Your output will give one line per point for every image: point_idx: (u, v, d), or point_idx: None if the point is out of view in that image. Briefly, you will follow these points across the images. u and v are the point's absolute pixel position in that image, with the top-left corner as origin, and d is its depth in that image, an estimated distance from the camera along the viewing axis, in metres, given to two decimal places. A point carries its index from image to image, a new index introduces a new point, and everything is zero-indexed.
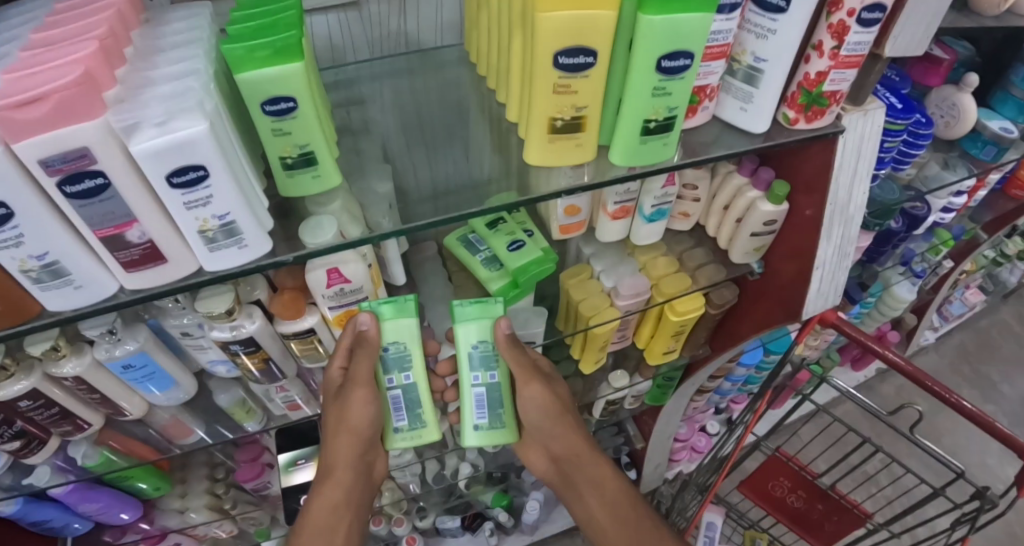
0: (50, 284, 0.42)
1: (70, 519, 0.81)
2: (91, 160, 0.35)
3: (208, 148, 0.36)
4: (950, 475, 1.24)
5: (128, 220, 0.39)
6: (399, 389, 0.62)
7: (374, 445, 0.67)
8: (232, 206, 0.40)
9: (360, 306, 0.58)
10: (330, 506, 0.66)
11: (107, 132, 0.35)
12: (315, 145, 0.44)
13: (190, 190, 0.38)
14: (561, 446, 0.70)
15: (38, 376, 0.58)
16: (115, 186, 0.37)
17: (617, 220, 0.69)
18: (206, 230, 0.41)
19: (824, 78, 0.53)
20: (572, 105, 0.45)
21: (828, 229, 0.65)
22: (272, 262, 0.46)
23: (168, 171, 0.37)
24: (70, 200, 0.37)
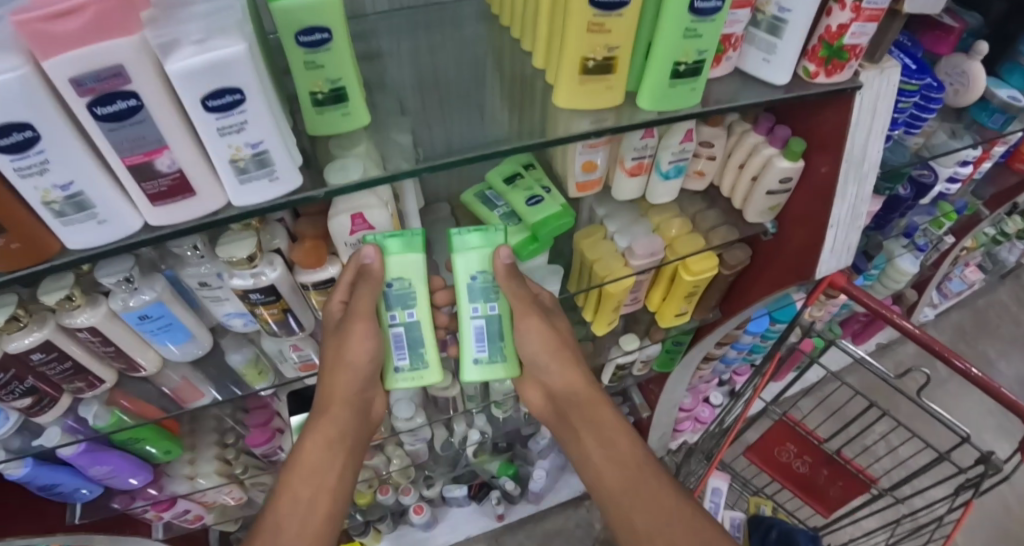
0: (73, 219, 0.39)
1: (79, 484, 0.80)
2: (126, 80, 0.33)
3: (249, 70, 0.35)
4: (951, 440, 1.27)
5: (158, 147, 0.37)
6: (401, 326, 0.62)
7: (373, 382, 0.65)
8: (267, 134, 0.39)
9: (366, 237, 0.56)
10: (325, 444, 0.63)
11: (143, 49, 0.32)
12: (347, 81, 0.45)
13: (225, 114, 0.36)
14: (561, 383, 0.69)
15: (52, 327, 0.56)
16: (148, 110, 0.34)
17: (633, 176, 0.70)
18: (239, 160, 0.39)
19: (845, 31, 0.53)
20: (605, 45, 0.46)
21: (842, 186, 0.66)
22: (301, 198, 0.45)
23: (204, 94, 0.35)
24: (99, 123, 0.34)
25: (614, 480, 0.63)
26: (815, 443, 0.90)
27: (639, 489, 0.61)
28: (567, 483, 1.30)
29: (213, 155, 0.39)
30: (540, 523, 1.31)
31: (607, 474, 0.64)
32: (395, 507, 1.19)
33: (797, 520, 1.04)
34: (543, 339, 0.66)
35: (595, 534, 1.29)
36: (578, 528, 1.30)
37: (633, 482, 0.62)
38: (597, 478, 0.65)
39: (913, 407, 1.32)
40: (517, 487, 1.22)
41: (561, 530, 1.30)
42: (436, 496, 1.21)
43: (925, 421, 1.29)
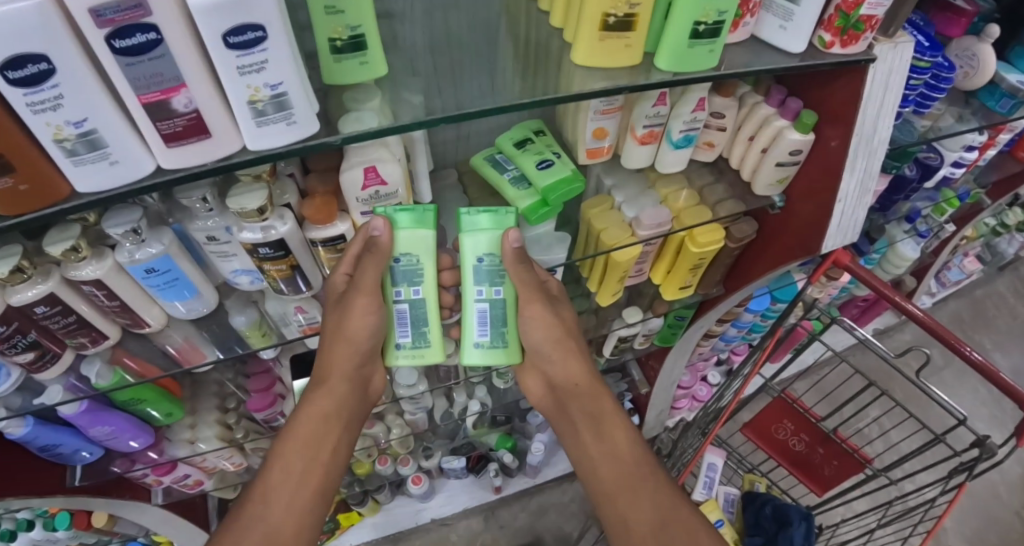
0: (85, 158, 0.39)
1: (79, 445, 0.80)
2: (146, 12, 0.32)
3: (271, 6, 0.34)
4: (944, 426, 1.29)
5: (176, 84, 0.36)
6: (406, 303, 0.62)
7: (372, 358, 0.68)
8: (286, 75, 0.38)
9: (377, 209, 0.57)
10: (318, 418, 0.66)
11: None
12: (367, 28, 0.45)
13: (246, 52, 0.36)
14: (563, 373, 0.71)
15: (56, 279, 0.56)
16: (168, 44, 0.34)
17: (643, 145, 0.70)
18: (257, 102, 0.39)
19: (863, 1, 0.53)
20: (626, 1, 0.47)
21: (851, 160, 0.66)
22: (317, 144, 0.44)
23: (225, 29, 0.34)
24: (117, 57, 0.34)
25: (608, 474, 0.68)
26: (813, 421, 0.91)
27: (633, 484, 0.67)
28: (563, 459, 1.31)
29: (231, 95, 0.38)
30: (535, 497, 1.32)
31: (601, 467, 0.69)
32: (393, 476, 1.20)
33: (790, 498, 1.06)
34: (544, 323, 0.66)
35: (589, 509, 1.31)
36: (573, 503, 1.32)
37: (626, 478, 0.67)
38: (590, 469, 0.70)
39: (910, 388, 1.34)
40: (515, 461, 1.24)
41: (556, 505, 1.32)
42: (435, 467, 1.22)
43: (918, 406, 1.31)
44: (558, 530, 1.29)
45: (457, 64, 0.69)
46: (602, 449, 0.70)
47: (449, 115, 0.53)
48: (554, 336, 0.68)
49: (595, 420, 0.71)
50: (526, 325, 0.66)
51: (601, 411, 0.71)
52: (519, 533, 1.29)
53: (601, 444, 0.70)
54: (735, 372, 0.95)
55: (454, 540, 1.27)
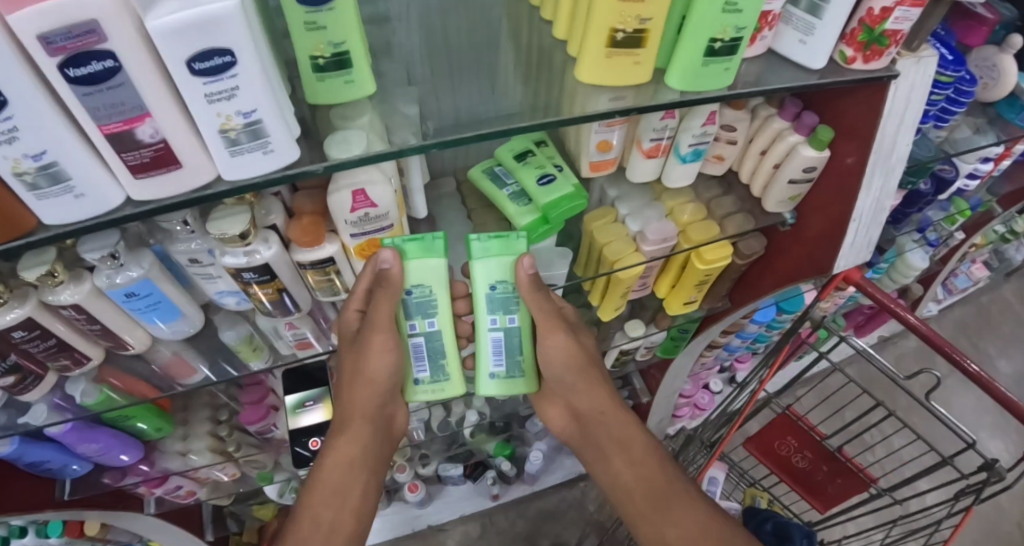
0: (48, 192, 0.36)
1: (68, 460, 0.77)
2: (100, 38, 0.29)
3: (239, 29, 0.30)
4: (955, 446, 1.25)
5: (140, 114, 0.33)
6: (421, 336, 0.61)
7: (393, 396, 0.67)
8: (260, 102, 0.34)
9: (384, 241, 0.56)
10: (345, 464, 0.64)
11: (120, 3, 0.28)
12: (352, 45, 0.40)
13: (213, 79, 0.32)
14: (582, 398, 0.71)
15: (34, 303, 0.53)
16: (128, 73, 0.31)
17: (650, 158, 0.67)
18: (229, 130, 0.35)
19: (889, 15, 0.49)
20: (636, 16, 0.43)
21: (868, 178, 0.63)
22: (296, 173, 0.41)
23: (189, 54, 0.30)
24: (73, 86, 0.30)
25: (642, 499, 0.67)
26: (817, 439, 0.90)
27: (670, 506, 0.66)
28: (562, 465, 1.29)
29: (201, 124, 0.34)
30: (534, 502, 1.31)
31: (634, 493, 0.68)
32: (389, 483, 1.18)
33: (791, 514, 1.04)
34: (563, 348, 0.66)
35: (588, 516, 1.29)
36: (572, 509, 1.30)
37: (664, 501, 0.66)
38: (624, 495, 0.69)
39: (913, 406, 1.31)
40: (514, 468, 1.21)
41: (554, 512, 1.31)
42: (431, 474, 1.20)
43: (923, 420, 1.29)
44: (556, 536, 1.27)
45: (456, 71, 0.65)
46: (636, 476, 0.69)
47: (441, 140, 0.50)
48: (563, 360, 0.67)
49: (623, 445, 0.71)
50: (543, 354, 0.67)
51: (629, 437, 0.71)
52: (516, 539, 1.27)
53: (635, 469, 0.69)
54: (751, 378, 0.92)
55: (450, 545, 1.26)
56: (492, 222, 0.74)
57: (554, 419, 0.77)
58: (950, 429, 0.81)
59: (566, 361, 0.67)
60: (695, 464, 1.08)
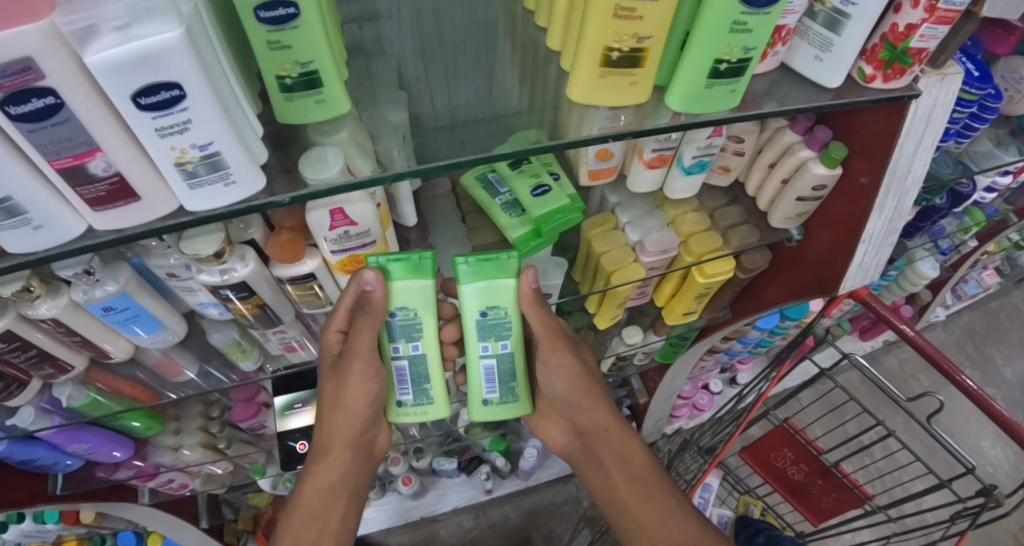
0: (2, 224, 0.35)
1: (60, 457, 0.77)
2: (37, 74, 0.28)
3: (186, 62, 0.29)
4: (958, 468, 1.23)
5: (89, 149, 0.32)
6: (405, 359, 0.61)
7: (373, 422, 0.70)
8: (215, 134, 0.33)
9: (369, 260, 0.55)
10: (324, 489, 0.67)
11: (55, 38, 0.27)
12: (321, 65, 0.38)
13: (163, 113, 0.31)
14: (584, 407, 0.72)
15: (12, 316, 0.52)
16: (71, 109, 0.30)
17: (652, 169, 0.63)
18: (185, 163, 0.34)
19: (914, 33, 0.46)
20: (634, 34, 0.38)
21: (880, 200, 0.60)
22: (265, 203, 0.41)
23: (134, 90, 0.29)
24: (16, 124, 0.30)
25: (640, 515, 0.66)
26: (813, 453, 0.90)
27: (666, 520, 0.65)
28: (557, 461, 1.27)
29: (156, 158, 0.34)
30: (527, 497, 1.32)
31: (631, 504, 0.68)
32: (383, 475, 1.17)
33: (784, 525, 1.05)
34: (564, 369, 0.69)
35: (581, 511, 1.30)
36: (565, 504, 1.31)
37: (659, 518, 0.65)
38: (621, 513, 0.68)
39: (915, 428, 1.27)
40: (507, 464, 1.23)
41: (548, 505, 1.32)
42: (426, 468, 1.20)
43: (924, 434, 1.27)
44: (549, 531, 1.29)
45: (450, 70, 0.63)
46: (632, 491, 0.68)
47: (426, 168, 0.48)
48: (561, 381, 0.70)
49: (624, 462, 0.71)
50: (554, 375, 0.70)
51: (631, 454, 0.71)
52: (509, 533, 1.29)
53: (631, 483, 0.69)
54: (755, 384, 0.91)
55: (443, 535, 1.28)
56: (487, 229, 0.72)
57: (554, 436, 0.78)
58: (952, 453, 0.79)
59: (567, 380, 0.70)
60: (692, 474, 1.12)
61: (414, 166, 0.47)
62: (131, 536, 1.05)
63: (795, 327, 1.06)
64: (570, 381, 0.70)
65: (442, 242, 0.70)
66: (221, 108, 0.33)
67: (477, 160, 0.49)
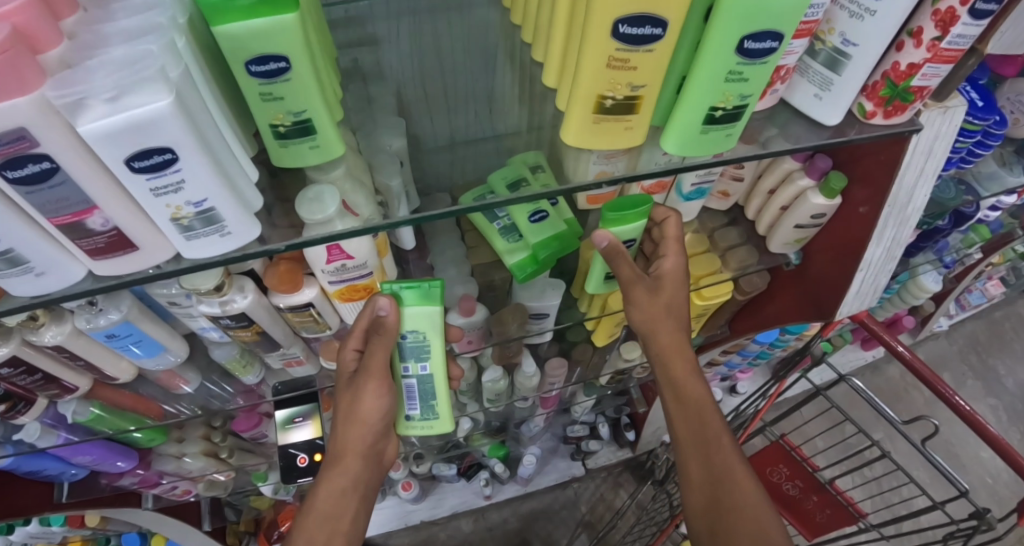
0: (7, 272, 0.39)
1: (65, 467, 0.80)
2: (31, 142, 0.31)
3: (176, 127, 0.33)
4: (954, 490, 1.22)
5: (86, 207, 0.36)
6: (413, 378, 0.62)
7: (386, 432, 0.66)
8: (208, 192, 0.37)
9: (381, 287, 0.56)
10: (337, 493, 0.63)
11: (46, 109, 0.31)
12: (313, 113, 0.40)
13: (156, 175, 0.35)
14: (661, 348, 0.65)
15: (18, 343, 0.54)
16: (66, 171, 0.33)
17: (651, 195, 0.62)
18: (181, 218, 0.38)
19: (915, 72, 0.45)
20: (628, 83, 0.38)
21: (879, 229, 0.60)
22: (260, 251, 0.44)
23: (128, 155, 0.33)
24: (15, 186, 0.33)
25: (698, 471, 0.62)
26: (809, 468, 0.93)
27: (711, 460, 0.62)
28: (557, 468, 1.28)
29: (153, 214, 0.38)
30: (526, 501, 1.34)
31: (689, 456, 0.64)
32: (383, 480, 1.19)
33: None
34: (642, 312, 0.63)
35: (579, 515, 1.32)
36: (564, 509, 1.33)
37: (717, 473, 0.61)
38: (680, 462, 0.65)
39: (911, 449, 1.27)
40: (507, 470, 1.24)
41: (547, 510, 1.33)
42: (426, 472, 1.21)
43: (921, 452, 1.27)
44: (547, 535, 1.30)
45: (450, 91, 0.64)
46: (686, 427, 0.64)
47: (430, 215, 0.49)
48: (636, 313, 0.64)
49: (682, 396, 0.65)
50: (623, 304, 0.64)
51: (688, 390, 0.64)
52: (508, 537, 1.30)
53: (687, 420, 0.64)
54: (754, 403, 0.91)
55: (442, 537, 1.30)
56: (484, 248, 0.73)
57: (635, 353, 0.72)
58: (946, 475, 0.79)
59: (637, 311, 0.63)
60: None
61: (413, 215, 0.49)
62: (135, 537, 1.05)
63: (797, 340, 1.05)
64: (646, 318, 0.64)
65: (442, 262, 0.71)
66: (213, 167, 0.36)
67: (472, 208, 0.49)
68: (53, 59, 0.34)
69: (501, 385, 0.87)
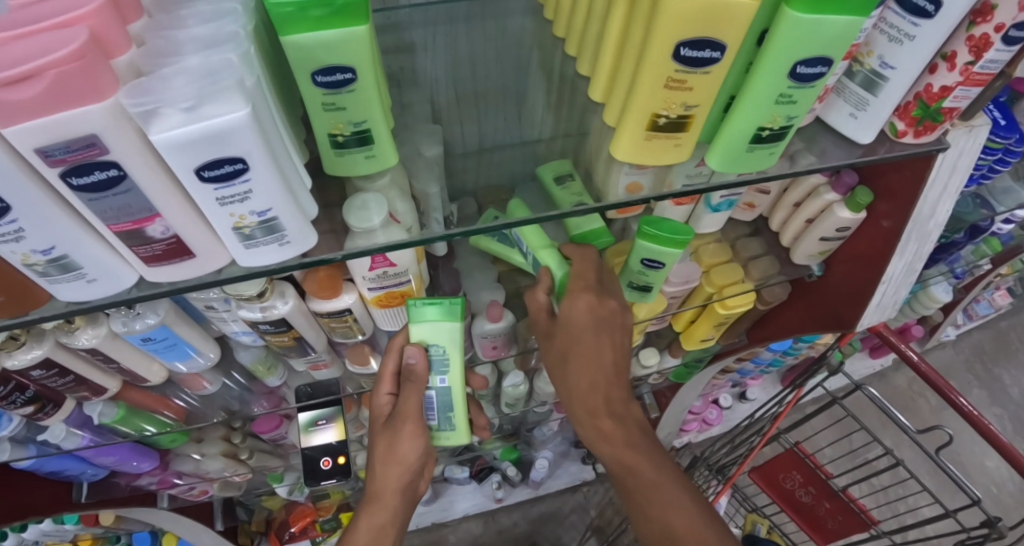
0: (59, 277, 0.40)
1: (85, 467, 0.80)
2: (100, 149, 0.32)
3: (250, 138, 0.34)
4: (964, 497, 1.24)
5: (149, 215, 0.37)
6: (433, 391, 0.63)
7: (420, 472, 0.69)
8: (272, 203, 0.38)
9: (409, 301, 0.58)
10: (376, 530, 0.66)
11: (120, 115, 0.32)
12: (372, 123, 0.41)
13: (225, 185, 0.36)
14: (591, 394, 0.65)
15: (51, 344, 0.55)
16: (132, 179, 0.34)
17: (680, 205, 0.64)
18: (243, 227, 0.39)
19: (948, 94, 0.47)
20: (681, 102, 0.39)
21: (902, 244, 0.62)
22: (310, 261, 0.45)
23: (199, 165, 0.34)
24: (79, 193, 0.34)
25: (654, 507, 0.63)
26: (822, 476, 0.95)
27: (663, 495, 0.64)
28: (568, 471, 1.29)
29: (215, 222, 0.39)
30: (536, 504, 1.35)
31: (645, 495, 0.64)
32: None
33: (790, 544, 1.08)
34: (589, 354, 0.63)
35: (589, 519, 1.33)
36: (573, 513, 1.34)
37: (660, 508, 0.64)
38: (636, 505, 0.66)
39: (922, 456, 1.29)
40: (518, 473, 1.26)
41: (556, 513, 1.34)
42: (438, 475, 1.22)
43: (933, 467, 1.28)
44: (556, 538, 1.31)
45: (483, 98, 0.65)
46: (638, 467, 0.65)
47: (467, 230, 0.51)
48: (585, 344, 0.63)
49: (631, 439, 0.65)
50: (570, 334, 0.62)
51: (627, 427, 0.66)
52: (517, 540, 1.32)
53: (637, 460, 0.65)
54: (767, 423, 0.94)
55: (452, 539, 1.31)
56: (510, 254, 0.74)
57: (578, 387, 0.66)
58: (958, 483, 0.80)
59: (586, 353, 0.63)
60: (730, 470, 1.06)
61: (460, 227, 0.50)
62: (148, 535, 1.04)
63: (808, 348, 1.07)
64: (577, 367, 0.64)
65: (469, 267, 0.72)
66: (279, 178, 0.37)
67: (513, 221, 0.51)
68: (124, 65, 0.35)
69: (521, 390, 0.88)
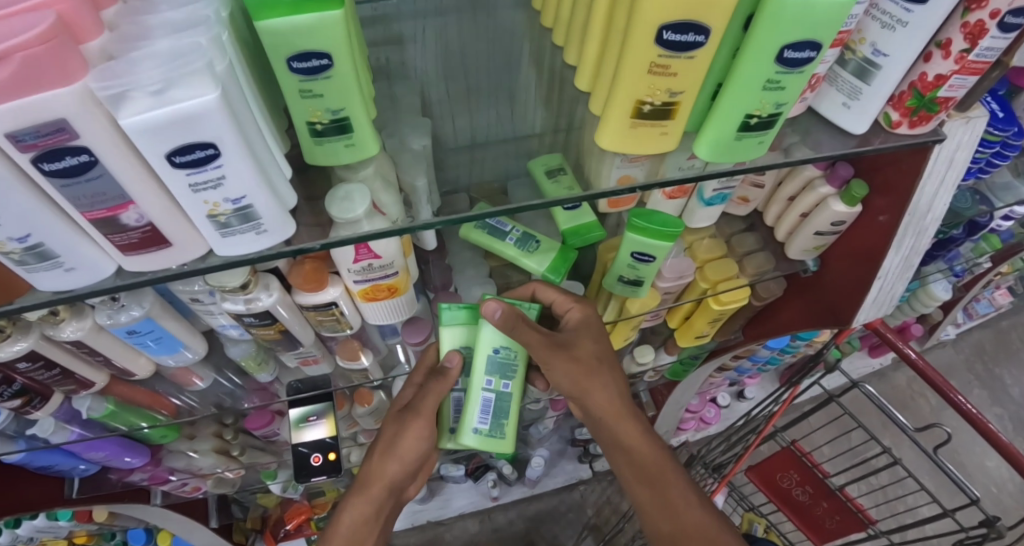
0: (37, 266, 0.39)
1: (76, 462, 0.80)
2: (70, 134, 0.31)
3: (220, 122, 0.33)
4: (964, 498, 1.23)
5: (123, 202, 0.36)
6: (460, 391, 0.65)
7: (413, 471, 0.70)
8: (247, 190, 0.38)
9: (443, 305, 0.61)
10: (360, 523, 0.66)
11: (89, 100, 0.31)
12: (350, 111, 0.41)
13: (197, 170, 0.35)
14: (594, 405, 0.66)
15: (36, 337, 0.54)
16: (104, 165, 0.34)
17: (672, 199, 0.63)
18: (218, 215, 0.39)
19: (943, 83, 0.46)
20: (666, 88, 0.38)
21: (899, 238, 0.60)
22: (292, 251, 0.44)
23: (170, 150, 0.33)
24: (51, 178, 0.34)
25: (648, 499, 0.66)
26: (818, 475, 0.94)
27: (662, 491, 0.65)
28: (565, 470, 1.28)
29: (190, 210, 0.38)
30: (532, 503, 1.34)
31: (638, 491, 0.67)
32: None
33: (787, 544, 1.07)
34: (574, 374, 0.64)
35: (586, 518, 1.32)
36: (569, 512, 1.33)
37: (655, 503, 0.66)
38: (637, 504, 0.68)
39: (921, 456, 1.28)
40: (514, 471, 1.25)
41: (553, 512, 1.33)
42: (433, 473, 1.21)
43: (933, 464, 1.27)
44: (553, 537, 1.30)
45: (472, 90, 0.64)
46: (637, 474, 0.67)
47: (449, 220, 0.50)
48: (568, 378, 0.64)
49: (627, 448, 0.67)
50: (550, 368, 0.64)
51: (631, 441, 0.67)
52: (513, 539, 1.31)
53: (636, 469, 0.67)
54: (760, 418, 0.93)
55: (448, 538, 1.30)
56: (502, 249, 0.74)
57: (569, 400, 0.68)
58: (957, 482, 0.79)
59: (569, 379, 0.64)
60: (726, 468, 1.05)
61: (442, 217, 0.50)
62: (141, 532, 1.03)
63: (806, 346, 1.06)
64: (572, 382, 0.65)
65: (460, 261, 0.71)
66: (254, 164, 0.37)
67: (497, 211, 0.50)
68: (95, 49, 0.34)
69: None
